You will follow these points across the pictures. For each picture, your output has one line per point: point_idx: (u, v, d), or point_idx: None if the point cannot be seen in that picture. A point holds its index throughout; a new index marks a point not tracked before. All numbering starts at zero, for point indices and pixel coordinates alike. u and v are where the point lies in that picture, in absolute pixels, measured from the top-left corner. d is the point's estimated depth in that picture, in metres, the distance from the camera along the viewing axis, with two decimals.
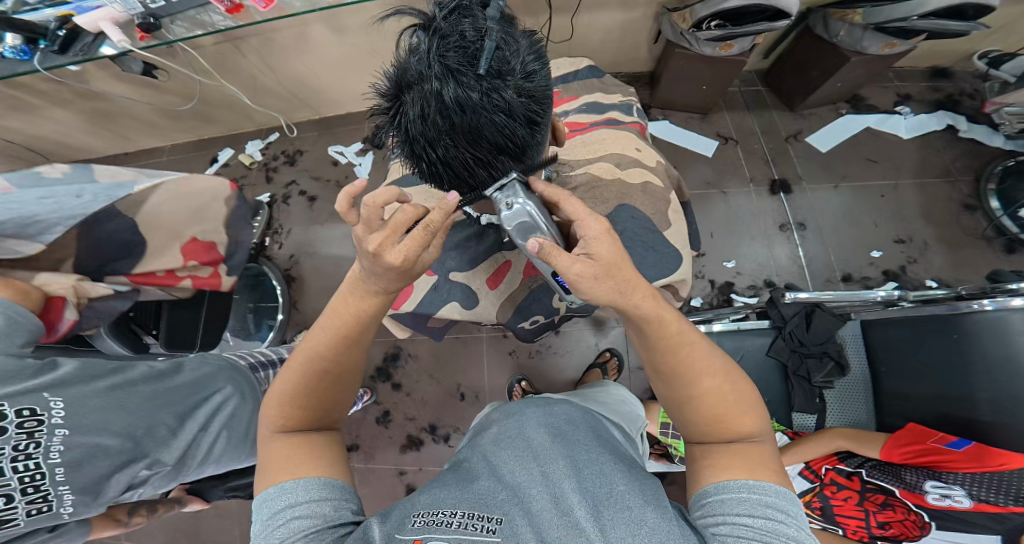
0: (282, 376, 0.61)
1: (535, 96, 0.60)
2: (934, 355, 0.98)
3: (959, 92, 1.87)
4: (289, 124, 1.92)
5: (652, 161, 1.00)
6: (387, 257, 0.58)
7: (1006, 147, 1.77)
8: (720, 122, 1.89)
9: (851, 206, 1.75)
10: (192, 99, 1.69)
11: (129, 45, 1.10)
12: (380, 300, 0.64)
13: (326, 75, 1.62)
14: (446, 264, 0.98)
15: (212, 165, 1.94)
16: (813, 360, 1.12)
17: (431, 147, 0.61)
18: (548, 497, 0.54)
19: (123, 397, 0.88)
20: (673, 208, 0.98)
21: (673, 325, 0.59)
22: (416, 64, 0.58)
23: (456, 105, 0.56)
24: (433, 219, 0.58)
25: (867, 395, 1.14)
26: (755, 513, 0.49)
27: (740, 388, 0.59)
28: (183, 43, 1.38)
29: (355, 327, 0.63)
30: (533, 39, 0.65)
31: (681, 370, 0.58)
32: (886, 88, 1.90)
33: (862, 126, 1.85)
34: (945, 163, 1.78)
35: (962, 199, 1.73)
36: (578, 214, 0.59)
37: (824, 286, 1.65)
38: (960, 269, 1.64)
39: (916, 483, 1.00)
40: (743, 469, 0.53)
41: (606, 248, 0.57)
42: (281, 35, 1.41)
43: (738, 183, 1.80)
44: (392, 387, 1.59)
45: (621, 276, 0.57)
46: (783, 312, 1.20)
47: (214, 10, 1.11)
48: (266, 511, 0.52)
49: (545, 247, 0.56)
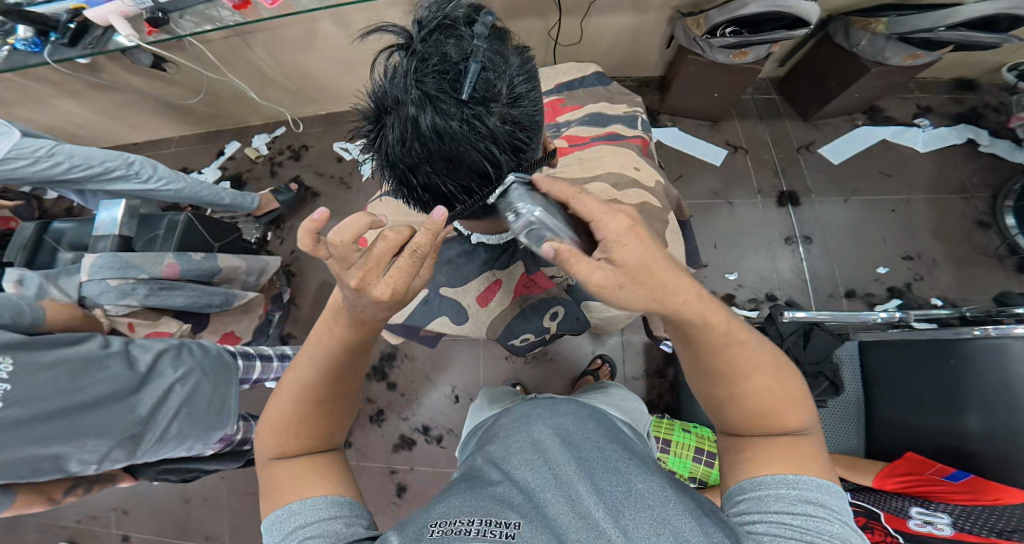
0: (275, 403, 0.61)
1: (520, 123, 0.59)
2: (928, 379, 0.96)
3: (983, 105, 1.82)
4: (296, 119, 1.93)
5: (652, 181, 0.97)
6: (372, 291, 0.55)
7: None
8: (729, 130, 1.86)
9: (860, 220, 1.72)
10: (200, 92, 1.71)
11: (138, 39, 1.13)
12: (370, 326, 0.61)
13: (336, 70, 1.63)
14: (437, 279, 0.97)
15: (218, 158, 1.96)
16: (807, 379, 1.09)
17: (411, 173, 0.61)
18: (563, 498, 0.54)
19: (84, 370, 0.93)
20: (671, 227, 0.95)
21: (717, 324, 0.55)
22: (395, 89, 0.57)
23: (433, 132, 0.55)
24: (418, 242, 0.53)
25: (860, 419, 1.11)
26: (794, 510, 0.49)
27: (788, 382, 0.56)
28: (192, 37, 1.40)
29: (342, 358, 0.62)
30: (524, 58, 0.63)
31: (725, 368, 0.55)
32: (905, 100, 1.85)
33: (877, 139, 1.81)
34: (961, 178, 1.74)
35: (977, 215, 1.69)
36: (594, 211, 0.52)
37: (826, 302, 1.62)
38: (969, 288, 1.60)
39: (901, 508, 0.93)
40: (787, 465, 0.52)
41: (630, 251, 0.50)
42: (290, 30, 1.42)
43: (745, 193, 1.78)
44: (388, 385, 1.60)
45: (654, 280, 0.51)
46: (781, 329, 1.17)
47: (222, 6, 1.11)
48: (277, 533, 0.53)
49: (561, 252, 0.50)
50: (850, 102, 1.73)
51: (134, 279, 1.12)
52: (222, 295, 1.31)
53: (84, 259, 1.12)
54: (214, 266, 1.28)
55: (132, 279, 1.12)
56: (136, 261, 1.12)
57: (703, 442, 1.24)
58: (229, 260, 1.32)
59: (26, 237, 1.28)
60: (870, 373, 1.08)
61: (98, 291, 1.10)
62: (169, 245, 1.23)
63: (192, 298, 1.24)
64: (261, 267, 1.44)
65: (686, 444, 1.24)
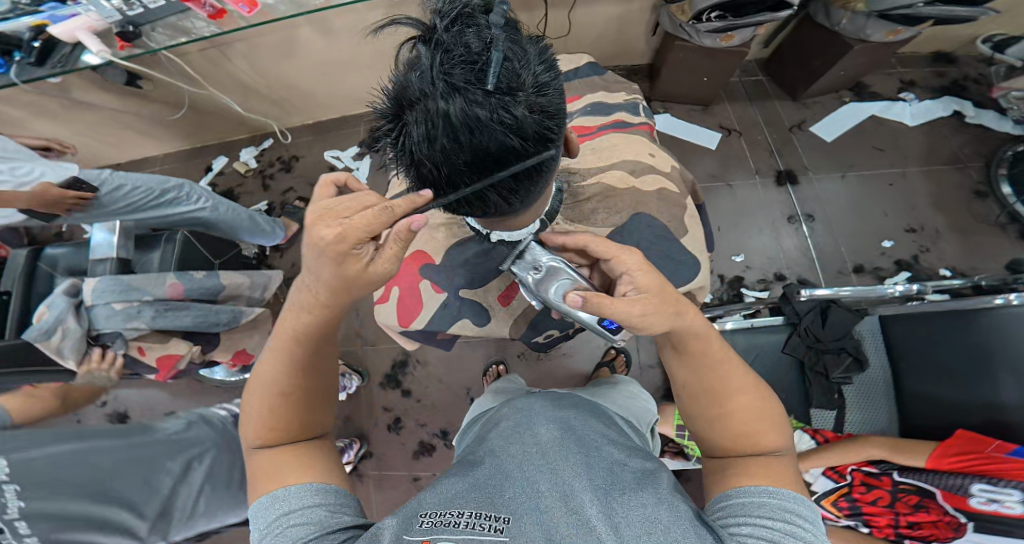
0: (249, 403, 0.61)
1: (547, 112, 0.56)
2: (953, 351, 0.97)
3: (964, 77, 1.83)
4: (283, 130, 1.88)
5: (666, 166, 0.95)
6: (319, 234, 0.53)
7: (1015, 132, 1.73)
8: (721, 113, 1.85)
9: (859, 195, 1.71)
10: (181, 107, 1.66)
11: (110, 55, 1.08)
12: (315, 317, 0.58)
13: (318, 77, 1.60)
14: (456, 280, 0.91)
15: (206, 174, 1.90)
16: (830, 355, 1.07)
17: (437, 172, 0.55)
18: (557, 493, 0.51)
19: (100, 456, 0.92)
20: (690, 214, 0.93)
21: (712, 346, 0.61)
22: (419, 82, 0.51)
23: (463, 125, 0.50)
24: (396, 204, 0.53)
25: (888, 396, 1.08)
26: (775, 516, 0.50)
27: (768, 403, 0.61)
28: (166, 51, 1.35)
29: (301, 343, 0.60)
30: (540, 46, 0.60)
31: (716, 387, 0.61)
32: (889, 75, 1.85)
33: (867, 115, 1.81)
34: (953, 149, 1.74)
35: (973, 185, 1.69)
36: (608, 250, 0.61)
37: (835, 278, 1.61)
38: (975, 257, 1.59)
39: (960, 486, 0.89)
40: (766, 477, 0.55)
41: (649, 279, 0.59)
42: (269, 38, 1.39)
43: (743, 174, 1.76)
44: (402, 393, 1.55)
45: (674, 300, 0.59)
46: (797, 308, 1.15)
47: (195, 17, 1.09)
48: (262, 520, 0.53)
49: (590, 298, 0.57)
50: (836, 80, 1.72)
51: (139, 302, 1.08)
52: (229, 311, 1.22)
53: (86, 283, 1.09)
54: (218, 283, 1.21)
55: (137, 302, 1.08)
56: (138, 282, 1.09)
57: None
58: (233, 276, 1.25)
59: (19, 265, 1.18)
60: (895, 348, 1.07)
61: (106, 315, 1.08)
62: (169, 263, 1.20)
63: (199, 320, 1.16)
64: (265, 282, 1.34)
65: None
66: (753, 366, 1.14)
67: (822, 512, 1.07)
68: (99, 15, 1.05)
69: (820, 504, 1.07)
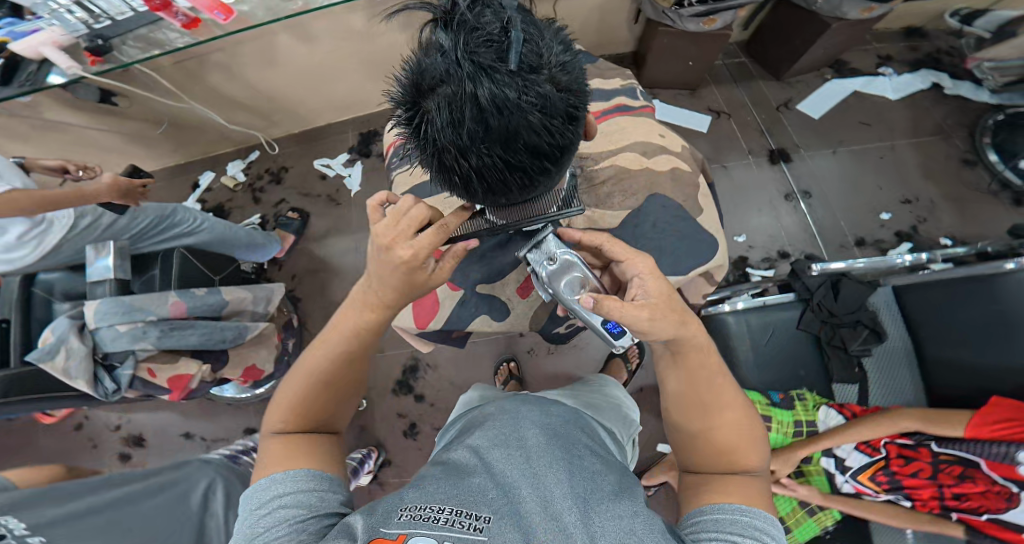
0: (284, 387, 0.64)
1: (571, 90, 0.56)
2: (971, 319, 0.99)
3: (936, 50, 1.85)
4: (269, 141, 1.83)
5: (677, 145, 0.96)
6: (398, 252, 0.61)
7: (993, 101, 1.75)
8: (709, 96, 1.85)
9: (853, 170, 1.72)
10: (161, 123, 1.60)
11: (80, 71, 0.99)
12: (381, 314, 0.67)
13: (298, 84, 1.55)
14: (471, 277, 0.89)
15: (194, 191, 1.82)
16: (847, 329, 1.08)
17: (463, 157, 0.55)
18: (538, 498, 0.53)
19: (127, 498, 0.91)
20: (704, 193, 0.95)
21: (711, 360, 0.62)
22: (444, 64, 0.52)
23: (493, 105, 0.51)
24: (449, 223, 0.63)
25: (912, 364, 1.10)
26: (744, 533, 0.51)
27: (753, 427, 0.62)
28: (139, 65, 1.30)
29: (357, 345, 0.67)
30: (556, 30, 0.61)
31: (704, 403, 0.61)
32: (865, 51, 1.87)
33: (850, 91, 1.82)
34: (936, 121, 1.76)
35: (961, 154, 1.71)
36: (626, 254, 0.61)
37: (838, 252, 1.61)
38: (972, 225, 1.61)
39: (1006, 454, 0.90)
40: (736, 494, 0.56)
41: (658, 284, 0.59)
42: (247, 48, 1.34)
43: (737, 155, 1.76)
44: (415, 399, 1.48)
45: (680, 308, 0.59)
46: (808, 284, 1.15)
47: (168, 27, 1.00)
48: (256, 500, 0.54)
49: (600, 300, 0.57)
50: (816, 58, 1.74)
51: (143, 323, 1.02)
52: (234, 328, 1.14)
53: (86, 307, 1.01)
54: (220, 301, 1.14)
55: (141, 323, 1.02)
56: (141, 302, 1.02)
57: (804, 413, 1.09)
58: (235, 292, 1.18)
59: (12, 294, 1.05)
60: (912, 316, 1.10)
61: (109, 339, 1.00)
62: (167, 283, 1.12)
63: (205, 340, 1.08)
64: (269, 295, 1.28)
65: (785, 419, 1.08)
66: (771, 344, 1.14)
67: (858, 489, 1.05)
68: (64, 29, 0.96)
69: (855, 480, 1.05)
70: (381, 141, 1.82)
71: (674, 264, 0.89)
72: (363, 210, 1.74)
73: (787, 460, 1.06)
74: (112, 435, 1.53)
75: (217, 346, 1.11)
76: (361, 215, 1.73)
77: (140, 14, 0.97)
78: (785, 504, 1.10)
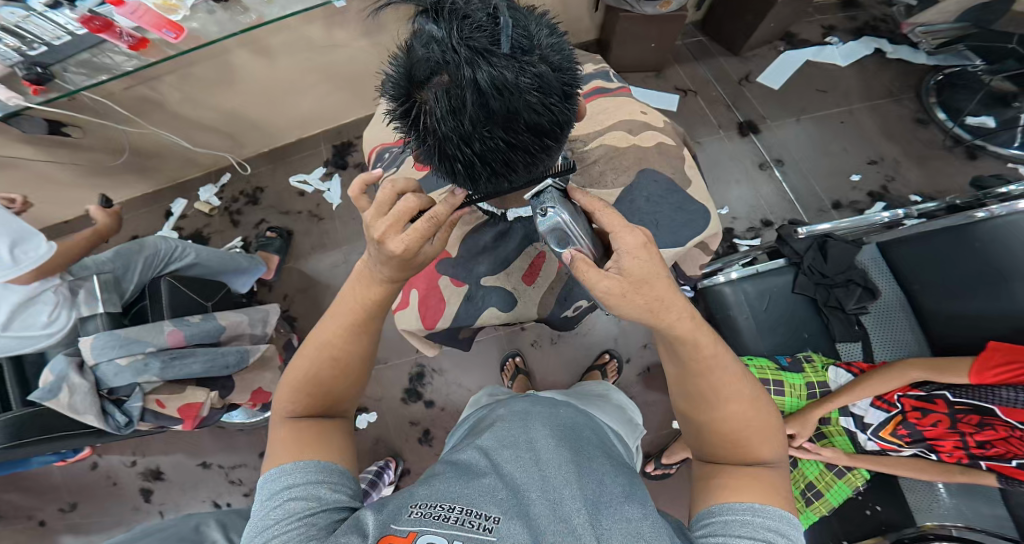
0: (297, 359, 0.62)
1: (563, 69, 0.57)
2: (961, 268, 1.05)
3: (873, 19, 1.94)
4: (240, 161, 1.77)
5: (659, 120, 0.97)
6: (390, 246, 0.57)
7: (930, 63, 1.85)
8: (674, 76, 1.89)
9: (819, 136, 1.79)
10: (122, 153, 1.51)
11: (22, 101, 0.92)
12: (382, 291, 0.62)
13: (260, 101, 1.50)
14: (475, 270, 0.89)
15: (167, 220, 1.74)
16: (840, 289, 1.14)
17: (465, 144, 0.54)
18: (546, 501, 0.51)
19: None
20: (690, 163, 0.96)
21: (707, 347, 0.56)
22: (437, 53, 0.51)
23: (492, 88, 0.50)
24: (437, 212, 0.56)
25: (908, 314, 1.15)
26: (757, 536, 0.47)
27: (765, 414, 0.57)
28: (88, 92, 1.21)
29: (340, 349, 0.62)
30: (541, 15, 0.61)
31: (708, 394, 0.57)
32: (811, 23, 1.95)
33: (803, 61, 1.89)
34: (886, 85, 1.86)
35: (913, 114, 1.80)
36: (613, 226, 0.56)
37: (818, 217, 1.67)
38: (937, 180, 1.69)
39: (1016, 399, 0.88)
40: (753, 493, 0.51)
41: (640, 262, 0.54)
42: (202, 68, 1.28)
43: (708, 130, 1.81)
44: (425, 405, 1.45)
45: (651, 292, 0.54)
46: (797, 248, 1.20)
47: (113, 50, 0.94)
48: (266, 491, 0.52)
49: (577, 260, 0.55)
50: (769, 31, 1.80)
51: (142, 355, 0.96)
52: (236, 351, 1.10)
53: (81, 344, 0.96)
54: (218, 327, 1.10)
55: (140, 355, 0.96)
56: (135, 333, 0.97)
57: (814, 375, 1.11)
58: (231, 316, 1.14)
59: None
60: (898, 270, 1.16)
61: (110, 375, 0.95)
62: (160, 314, 1.08)
63: (207, 367, 1.04)
64: (264, 315, 1.24)
65: (796, 382, 1.10)
66: (770, 310, 1.17)
67: (882, 445, 1.04)
68: None
69: (878, 437, 1.04)
70: (356, 152, 1.79)
71: (673, 237, 0.90)
72: (347, 222, 1.71)
73: (804, 423, 1.09)
74: (130, 470, 1.46)
75: (219, 373, 1.07)
76: (346, 228, 1.71)
77: (79, 37, 0.91)
78: (812, 466, 1.11)
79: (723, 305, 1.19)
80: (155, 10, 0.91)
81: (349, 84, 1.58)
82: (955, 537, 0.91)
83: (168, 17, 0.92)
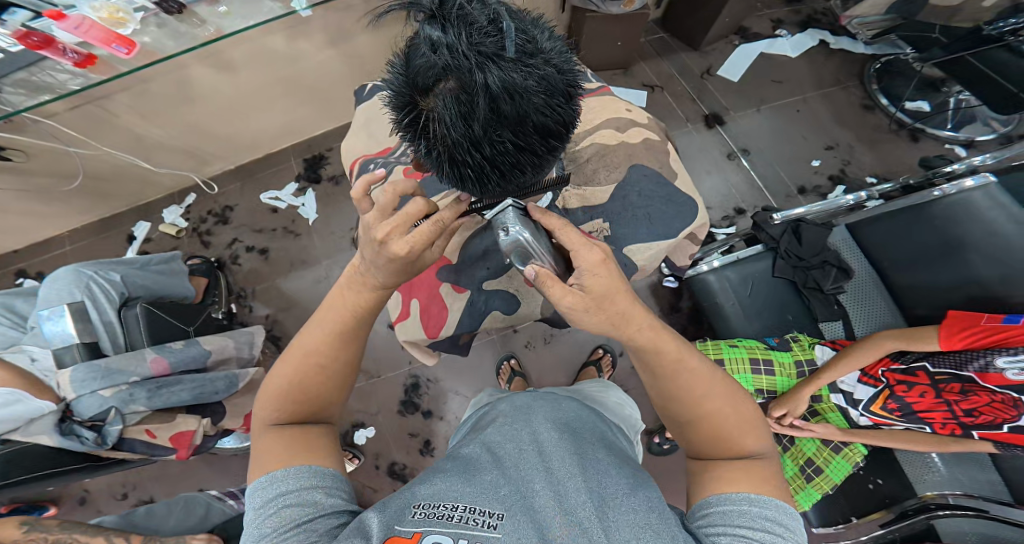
0: (278, 369, 0.59)
1: (564, 69, 0.57)
2: (923, 246, 1.13)
3: (815, 12, 2.05)
4: (206, 181, 1.69)
5: (643, 117, 0.99)
6: (393, 247, 0.56)
7: (869, 51, 1.98)
8: (641, 73, 1.94)
9: (780, 125, 1.88)
10: (74, 178, 1.42)
11: None
12: (376, 297, 0.61)
13: (221, 116, 1.44)
14: (477, 276, 0.89)
15: (130, 245, 1.64)
16: (817, 270, 1.19)
17: (476, 148, 0.53)
18: (552, 493, 0.51)
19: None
20: (674, 157, 0.99)
21: (670, 350, 0.57)
22: (446, 57, 0.50)
23: (503, 91, 0.50)
24: (443, 216, 0.56)
25: (881, 291, 1.21)
26: (753, 525, 0.48)
27: (741, 408, 0.58)
28: (28, 114, 1.12)
29: (327, 360, 0.59)
30: (536, 18, 0.62)
31: (677, 394, 0.58)
32: (761, 17, 2.04)
33: (757, 54, 1.98)
34: (833, 74, 1.97)
35: (860, 101, 1.92)
36: (572, 244, 0.56)
37: (787, 202, 1.75)
38: (888, 161, 1.81)
39: (987, 363, 0.96)
40: (747, 484, 0.52)
41: (600, 279, 0.54)
42: (157, 85, 1.22)
43: (677, 124, 1.87)
44: (423, 414, 1.43)
45: (615, 308, 0.55)
46: (772, 233, 1.26)
47: (54, 68, 0.88)
48: (259, 498, 0.50)
49: (541, 275, 0.56)
50: (724, 25, 1.87)
51: (126, 385, 0.93)
52: (224, 377, 1.07)
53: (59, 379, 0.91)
54: (203, 351, 1.07)
55: (124, 385, 0.93)
56: (118, 363, 0.94)
57: (801, 352, 1.17)
58: (217, 340, 1.11)
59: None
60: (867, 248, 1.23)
61: (93, 405, 0.90)
62: (138, 342, 1.01)
63: (191, 389, 1.00)
64: (252, 336, 1.22)
65: (785, 360, 1.16)
66: (754, 294, 1.22)
67: (874, 420, 1.09)
68: None
69: (869, 412, 1.09)
70: (329, 164, 1.75)
71: (665, 229, 0.92)
72: (325, 235, 1.67)
73: (795, 401, 1.12)
74: (120, 505, 1.36)
75: (206, 399, 1.03)
76: (324, 242, 1.66)
77: (14, 54, 0.84)
78: (809, 444, 1.17)
79: (709, 292, 1.24)
80: (103, 24, 0.84)
81: (315, 95, 1.53)
82: (953, 506, 0.96)
83: (116, 31, 0.86)
